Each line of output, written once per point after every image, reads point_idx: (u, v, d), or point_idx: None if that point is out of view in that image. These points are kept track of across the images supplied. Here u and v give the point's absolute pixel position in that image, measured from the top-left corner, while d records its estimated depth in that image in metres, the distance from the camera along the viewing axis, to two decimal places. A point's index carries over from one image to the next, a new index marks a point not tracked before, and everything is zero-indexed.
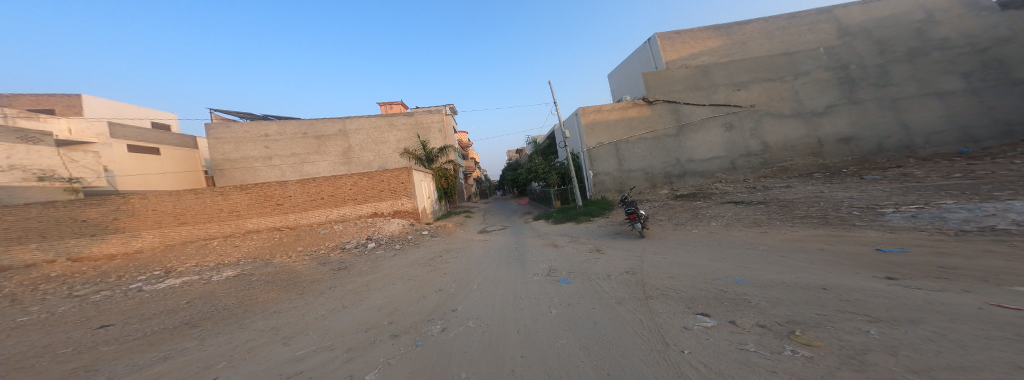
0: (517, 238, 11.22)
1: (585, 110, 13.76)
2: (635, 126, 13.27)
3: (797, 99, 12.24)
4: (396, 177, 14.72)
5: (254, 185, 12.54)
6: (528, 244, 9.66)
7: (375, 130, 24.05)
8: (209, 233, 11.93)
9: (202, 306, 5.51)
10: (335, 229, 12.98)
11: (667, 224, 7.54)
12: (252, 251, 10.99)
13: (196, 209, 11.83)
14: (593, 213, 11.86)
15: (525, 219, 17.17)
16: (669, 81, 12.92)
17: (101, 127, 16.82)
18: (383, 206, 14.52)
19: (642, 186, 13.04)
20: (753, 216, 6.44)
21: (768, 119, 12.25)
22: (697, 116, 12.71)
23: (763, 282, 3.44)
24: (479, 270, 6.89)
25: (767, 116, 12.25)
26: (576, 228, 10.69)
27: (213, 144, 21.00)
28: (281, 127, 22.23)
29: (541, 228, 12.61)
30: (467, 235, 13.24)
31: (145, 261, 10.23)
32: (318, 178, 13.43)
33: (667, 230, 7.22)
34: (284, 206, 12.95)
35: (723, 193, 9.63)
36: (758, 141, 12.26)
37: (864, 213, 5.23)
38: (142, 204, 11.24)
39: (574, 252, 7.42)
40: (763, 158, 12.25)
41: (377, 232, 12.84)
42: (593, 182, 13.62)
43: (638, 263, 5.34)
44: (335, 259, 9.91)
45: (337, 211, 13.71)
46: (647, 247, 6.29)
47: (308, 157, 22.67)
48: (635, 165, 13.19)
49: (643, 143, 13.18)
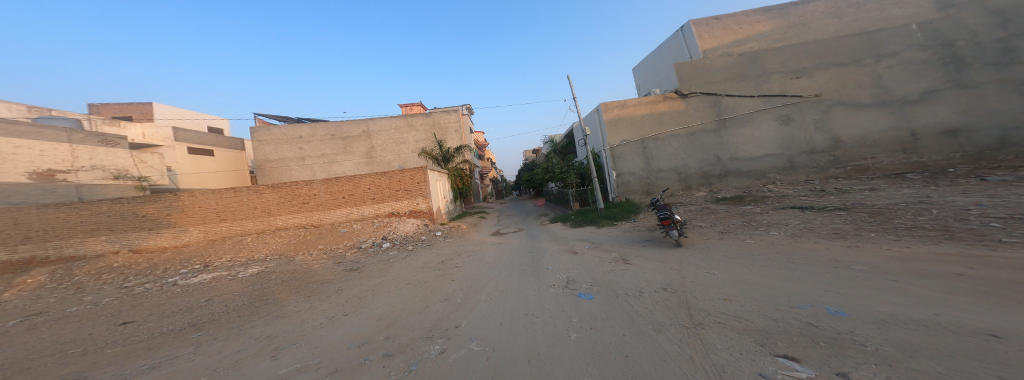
0: (532, 242, 10.48)
1: (608, 105, 12.74)
2: (665, 122, 11.95)
3: (877, 85, 10.16)
4: (412, 176, 14.75)
5: (285, 184, 13.16)
6: (544, 249, 8.90)
7: (395, 130, 24.77)
8: (247, 229, 12.67)
9: (213, 307, 5.47)
10: (354, 228, 13.24)
11: (709, 231, 6.37)
12: (279, 248, 11.46)
13: (235, 206, 12.57)
14: (616, 217, 10.74)
15: (542, 221, 16.37)
16: (708, 71, 11.50)
17: (167, 131, 18.94)
18: (399, 206, 14.62)
19: (675, 187, 11.67)
20: (832, 226, 5.12)
21: (837, 110, 10.32)
22: (743, 109, 11.11)
23: (878, 317, 2.33)
24: (489, 278, 6.27)
25: (834, 107, 10.34)
26: (599, 233, 9.72)
27: (256, 146, 22.91)
28: (312, 129, 23.69)
29: (559, 231, 11.76)
30: (481, 237, 12.78)
31: (190, 255, 10.99)
32: (340, 178, 13.80)
33: (708, 238, 6.03)
34: (310, 205, 13.45)
35: (780, 197, 8.11)
36: (823, 136, 10.37)
37: (1010, 225, 3.80)
38: (190, 200, 12.05)
39: (595, 261, 6.54)
40: (830, 156, 10.32)
41: (393, 233, 12.84)
42: (618, 182, 12.49)
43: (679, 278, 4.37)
44: (350, 259, 9.89)
45: (357, 211, 14.02)
46: (686, 258, 5.26)
47: (335, 157, 23.96)
48: (666, 164, 11.84)
49: (676, 140, 11.80)
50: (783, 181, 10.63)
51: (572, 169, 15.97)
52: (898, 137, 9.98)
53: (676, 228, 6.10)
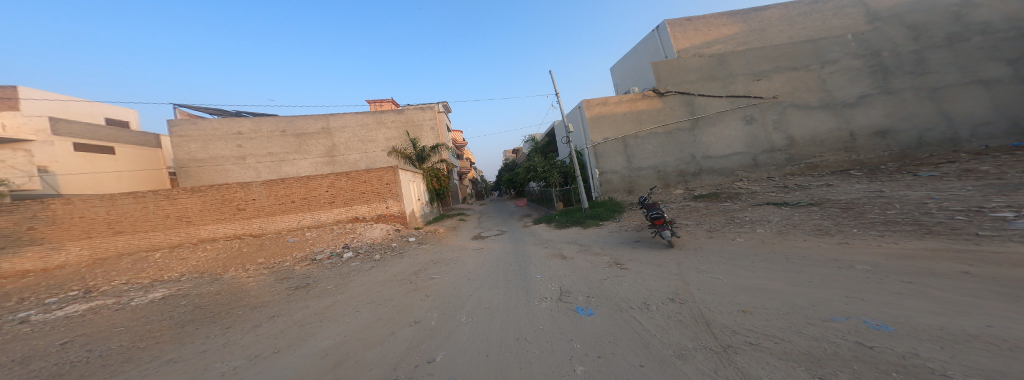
0: (516, 247, 9.76)
1: (589, 103, 12.62)
2: (644, 120, 12.11)
3: (823, 89, 11.24)
4: (380, 177, 13.12)
5: (210, 187, 10.81)
6: (530, 254, 8.23)
7: (361, 127, 22.33)
8: (152, 243, 10.20)
9: (73, 353, 3.89)
10: (306, 236, 11.35)
11: (698, 230, 6.25)
12: (200, 266, 9.30)
13: (136, 216, 10.07)
14: (602, 217, 10.50)
15: (524, 223, 15.78)
16: (682, 70, 11.84)
17: (42, 121, 14.71)
18: (364, 210, 12.90)
19: (655, 185, 11.84)
20: (813, 221, 5.20)
21: (792, 111, 11.22)
22: (714, 108, 11.63)
23: (932, 331, 2.02)
24: (470, 292, 5.42)
25: (790, 108, 11.23)
26: (585, 234, 9.35)
27: (178, 143, 18.98)
28: (256, 124, 20.31)
29: (544, 233, 11.22)
30: (459, 242, 11.73)
31: (62, 279, 8.41)
32: (288, 178, 11.74)
33: (700, 238, 5.88)
34: (247, 211, 11.25)
35: (752, 193, 8.44)
36: (781, 135, 11.21)
37: (973, 218, 4.01)
38: (65, 210, 9.31)
39: (588, 267, 6.02)
40: (787, 154, 11.19)
41: (355, 241, 11.23)
42: (600, 181, 12.39)
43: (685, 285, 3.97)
44: (298, 274, 8.28)
45: (312, 216, 12.07)
46: (685, 261, 4.95)
47: (287, 157, 20.83)
48: (646, 162, 11.98)
49: (655, 138, 11.99)
50: (750, 178, 11.29)
51: (555, 168, 15.62)
52: (841, 137, 11.13)
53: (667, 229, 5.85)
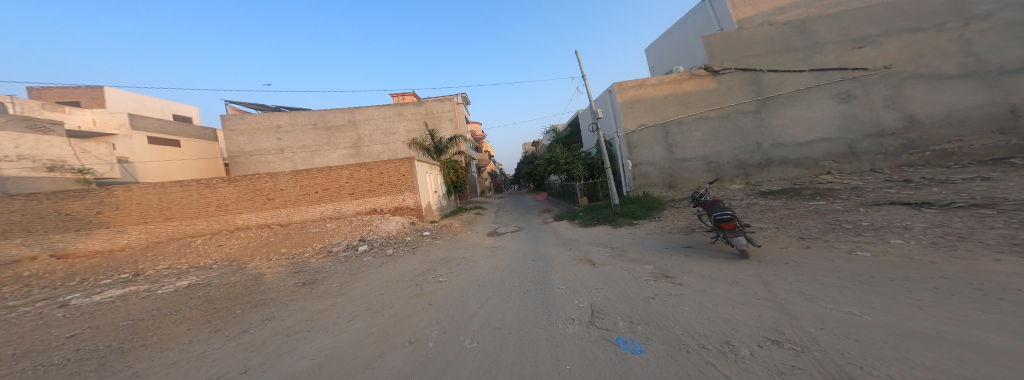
0: (535, 246, 8.73)
1: (622, 85, 10.96)
2: (692, 103, 10.17)
3: (966, 53, 8.30)
4: (397, 168, 12.87)
5: (243, 177, 11.15)
6: (550, 257, 7.15)
7: (385, 120, 22.73)
8: (197, 229, 10.81)
9: (61, 351, 3.62)
10: (327, 227, 11.42)
11: (785, 237, 4.57)
12: (232, 253, 9.61)
13: (182, 203, 10.70)
14: (636, 215, 8.98)
15: (545, 219, 14.60)
16: (745, 43, 9.68)
17: (122, 118, 16.78)
18: (382, 201, 12.79)
19: (704, 179, 9.93)
20: (1003, 232, 3.30)
21: (912, 84, 8.62)
22: (790, 86, 9.33)
23: None
24: (479, 303, 4.51)
25: (909, 80, 8.65)
26: (617, 235, 7.99)
27: (227, 136, 20.74)
28: (292, 118, 21.55)
29: (568, 232, 9.98)
30: (474, 238, 11.03)
31: (120, 262, 9.15)
32: (311, 169, 11.84)
33: (790, 246, 4.24)
34: (275, 201, 11.51)
35: (854, 189, 6.33)
36: (895, 115, 8.72)
37: None
38: (126, 196, 10.17)
39: (624, 277, 4.77)
40: (905, 139, 8.68)
41: (371, 234, 11.03)
42: (634, 174, 10.76)
43: (797, 314, 2.54)
44: (312, 267, 8.06)
45: (333, 207, 12.16)
46: (774, 276, 3.44)
47: (318, 149, 21.90)
48: (693, 152, 10.05)
49: (705, 123, 10.01)
50: (841, 171, 8.97)
51: (579, 160, 14.20)
52: (994, 115, 8.12)
53: (745, 236, 4.11)
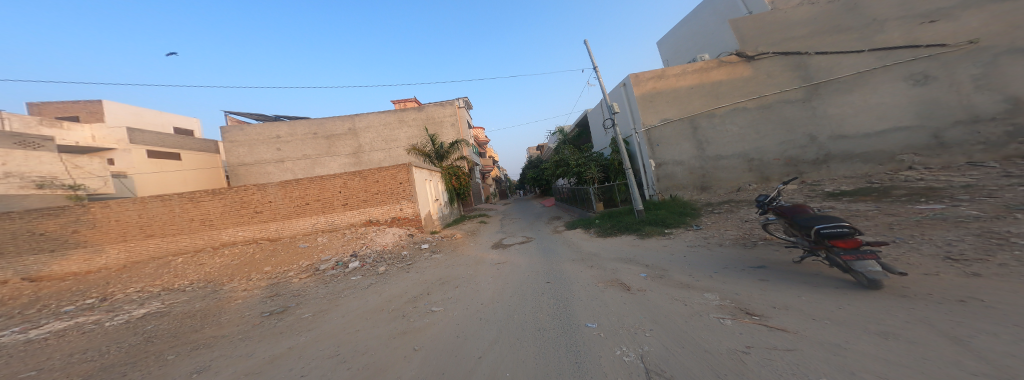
0: (546, 263, 7.47)
1: (638, 77, 9.78)
2: (724, 93, 8.89)
3: None
4: (393, 176, 11.94)
5: (228, 190, 10.34)
6: (567, 278, 5.88)
7: (385, 127, 22.21)
8: (180, 246, 9.95)
9: None
10: (318, 242, 10.43)
11: (927, 261, 3.17)
12: (211, 273, 8.66)
13: (164, 219, 9.85)
14: (667, 223, 7.60)
15: (555, 228, 13.28)
16: (783, 25, 8.71)
17: (121, 132, 16.72)
18: (378, 212, 11.83)
19: (746, 179, 8.51)
20: None
21: (1007, 60, 7.18)
22: (845, 69, 8.40)
23: None
24: (479, 352, 3.23)
25: (1010, 54, 7.16)
26: (647, 248, 6.64)
27: (227, 147, 20.43)
28: (291, 128, 21.20)
29: (583, 244, 8.67)
30: (476, 252, 9.84)
31: (89, 285, 8.29)
32: (301, 179, 10.98)
33: (946, 275, 2.81)
34: (263, 214, 10.65)
35: (977, 190, 4.83)
36: (993, 96, 7.34)
37: None
38: (103, 213, 9.45)
39: (681, 314, 3.45)
40: (1013, 125, 7.17)
41: (364, 249, 9.97)
42: (658, 175, 9.43)
43: None
44: (291, 290, 6.94)
45: (325, 219, 11.22)
46: (967, 325, 2.07)
47: (319, 159, 21.45)
48: (730, 148, 8.65)
49: (742, 115, 8.64)
50: (928, 165, 7.85)
51: (591, 161, 12.95)
52: None
53: (879, 260, 2.75)
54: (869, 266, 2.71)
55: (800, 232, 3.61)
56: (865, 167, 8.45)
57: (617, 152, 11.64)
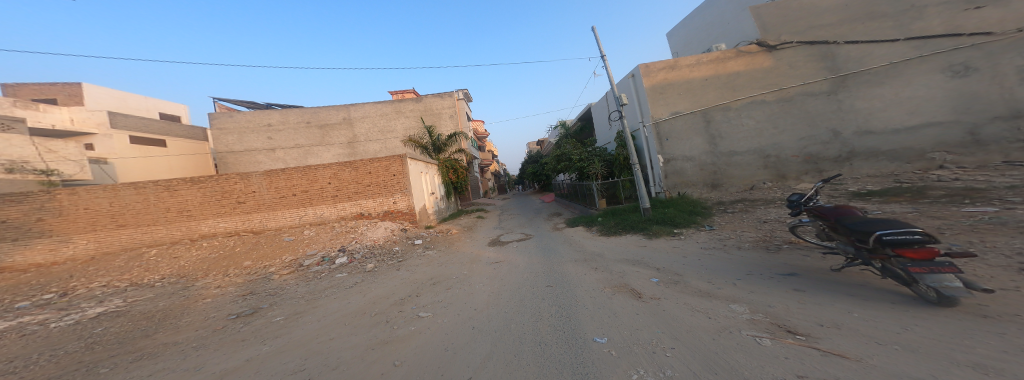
0: (546, 263, 6.94)
1: (649, 67, 9.23)
2: (740, 85, 8.38)
3: None
4: (386, 167, 11.32)
5: (208, 178, 9.66)
6: (570, 282, 5.36)
7: (381, 117, 21.47)
8: (155, 238, 9.36)
9: None
10: (304, 235, 9.83)
11: (1000, 269, 2.70)
12: (186, 267, 8.06)
13: (138, 208, 9.26)
14: (676, 222, 7.11)
15: (555, 225, 12.77)
16: (813, 11, 8.37)
17: (102, 116, 15.88)
18: (369, 205, 11.23)
19: (761, 177, 8.00)
20: None
21: None
22: (876, 60, 8.00)
23: None
24: (471, 370, 2.65)
25: None
26: (656, 249, 6.14)
27: (215, 135, 19.62)
28: (283, 116, 20.39)
29: (585, 243, 8.16)
30: (472, 249, 9.31)
31: (51, 278, 7.68)
32: (287, 169, 10.32)
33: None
34: (247, 205, 10.01)
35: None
36: None
37: None
38: (70, 201, 8.77)
39: (708, 328, 2.92)
40: None
41: (352, 245, 9.39)
42: (666, 172, 8.92)
43: None
44: (268, 288, 6.36)
45: (313, 212, 10.61)
46: None
47: (312, 149, 20.70)
48: (745, 144, 8.14)
49: (760, 108, 8.13)
50: (961, 164, 7.39)
51: (595, 156, 12.41)
52: None
53: (959, 274, 2.18)
54: (944, 281, 2.15)
55: (847, 236, 3.06)
56: (888, 167, 7.98)
57: (622, 147, 11.10)
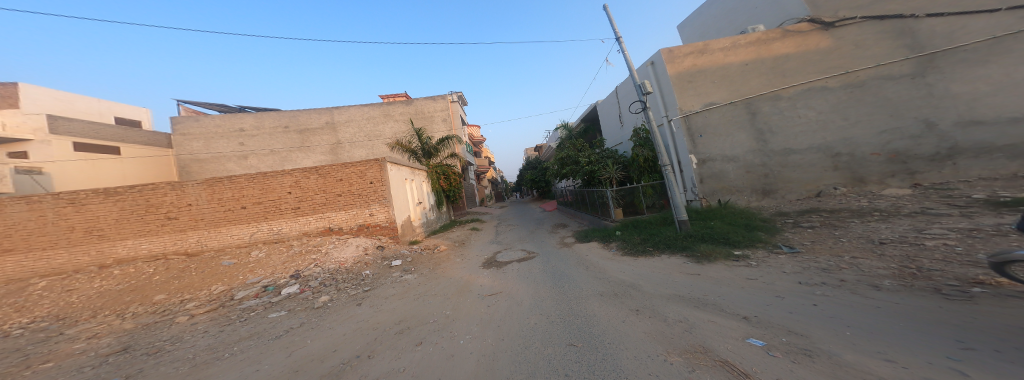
0: (559, 301, 4.99)
1: (672, 53, 7.80)
2: (793, 69, 6.84)
3: None
4: (362, 173, 9.56)
5: (128, 189, 7.72)
6: (608, 341, 3.36)
7: (368, 121, 19.92)
8: (52, 266, 7.32)
9: None
10: (250, 257, 7.77)
11: None
12: (72, 304, 6.04)
13: (31, 228, 7.26)
14: (733, 240, 5.34)
15: (562, 240, 10.95)
16: None
17: (40, 120, 13.90)
18: (339, 218, 9.32)
19: (831, 181, 6.33)
20: None
21: None
22: (971, 34, 6.55)
23: None
24: None
25: None
26: (719, 282, 4.30)
27: (179, 141, 17.73)
28: (258, 120, 18.64)
29: (607, 271, 6.30)
30: (462, 274, 7.37)
31: None
32: (236, 175, 8.42)
33: None
34: (180, 221, 8.05)
35: None
36: None
37: None
38: None
39: None
40: None
41: (307, 269, 7.36)
42: (701, 175, 7.29)
43: None
44: (151, 342, 4.31)
45: (267, 227, 8.65)
46: None
47: (289, 155, 18.93)
48: (805, 140, 6.51)
49: (821, 96, 6.55)
50: None
51: (607, 160, 10.83)
52: None
53: None
54: None
55: None
56: (1008, 166, 6.17)
57: (641, 148, 9.49)
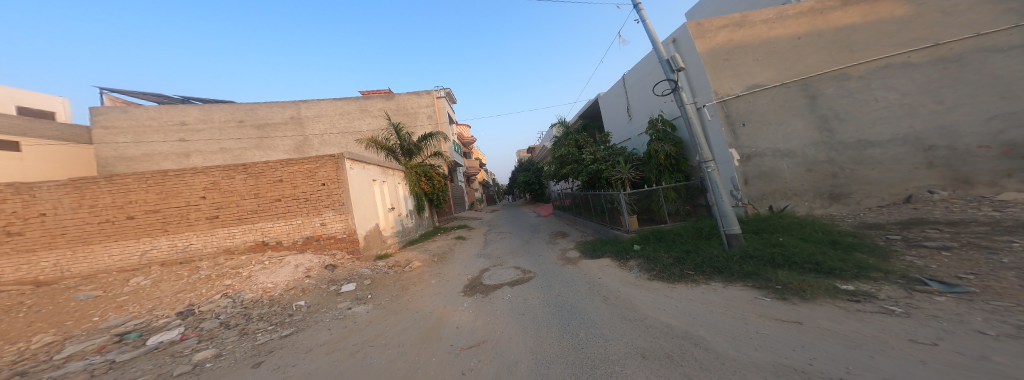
0: (578, 368, 2.79)
1: (701, 26, 6.35)
2: (861, 42, 5.44)
3: None
4: (311, 172, 7.39)
5: None
6: None
7: (340, 116, 17.64)
8: None
9: None
10: (125, 288, 5.38)
11: None
12: None
13: None
14: (827, 267, 3.70)
15: (564, 253, 9.11)
16: None
17: None
18: (276, 230, 7.06)
19: (924, 182, 4.96)
20: None
21: None
22: None
23: None
24: None
25: None
26: (859, 347, 2.44)
27: (101, 136, 14.74)
28: (205, 112, 15.96)
29: (640, 310, 4.44)
30: (434, 306, 5.31)
31: None
32: (122, 174, 6.17)
33: None
34: (29, 237, 5.64)
35: None
36: None
37: None
38: None
39: None
40: None
41: (203, 304, 4.99)
42: (746, 175, 5.80)
43: None
44: None
45: (165, 244, 6.29)
46: None
47: (244, 154, 16.30)
48: (884, 130, 5.15)
49: (902, 75, 5.16)
50: None
51: (618, 158, 9.19)
52: None
53: None
54: None
55: None
56: None
57: (661, 142, 7.87)
